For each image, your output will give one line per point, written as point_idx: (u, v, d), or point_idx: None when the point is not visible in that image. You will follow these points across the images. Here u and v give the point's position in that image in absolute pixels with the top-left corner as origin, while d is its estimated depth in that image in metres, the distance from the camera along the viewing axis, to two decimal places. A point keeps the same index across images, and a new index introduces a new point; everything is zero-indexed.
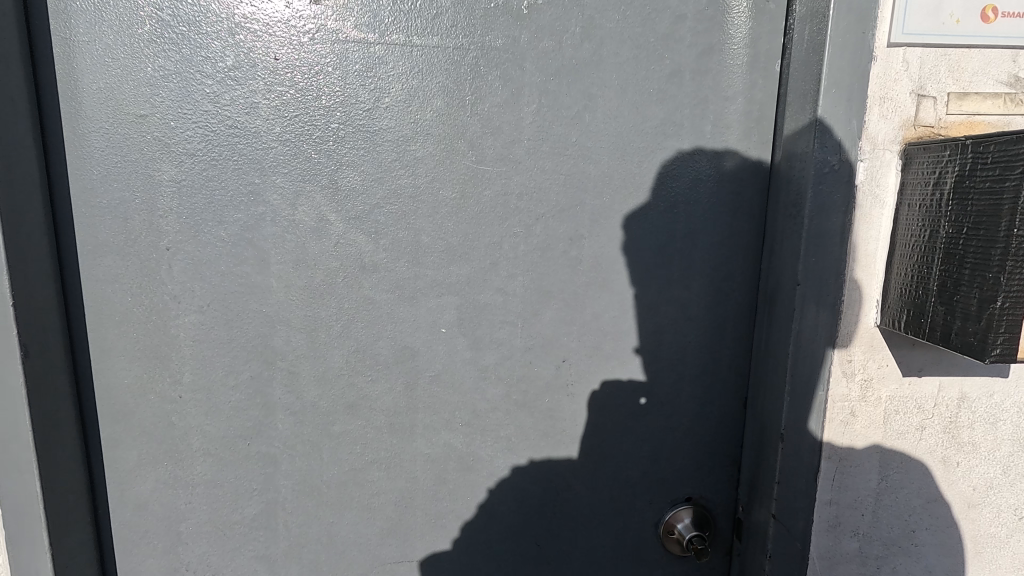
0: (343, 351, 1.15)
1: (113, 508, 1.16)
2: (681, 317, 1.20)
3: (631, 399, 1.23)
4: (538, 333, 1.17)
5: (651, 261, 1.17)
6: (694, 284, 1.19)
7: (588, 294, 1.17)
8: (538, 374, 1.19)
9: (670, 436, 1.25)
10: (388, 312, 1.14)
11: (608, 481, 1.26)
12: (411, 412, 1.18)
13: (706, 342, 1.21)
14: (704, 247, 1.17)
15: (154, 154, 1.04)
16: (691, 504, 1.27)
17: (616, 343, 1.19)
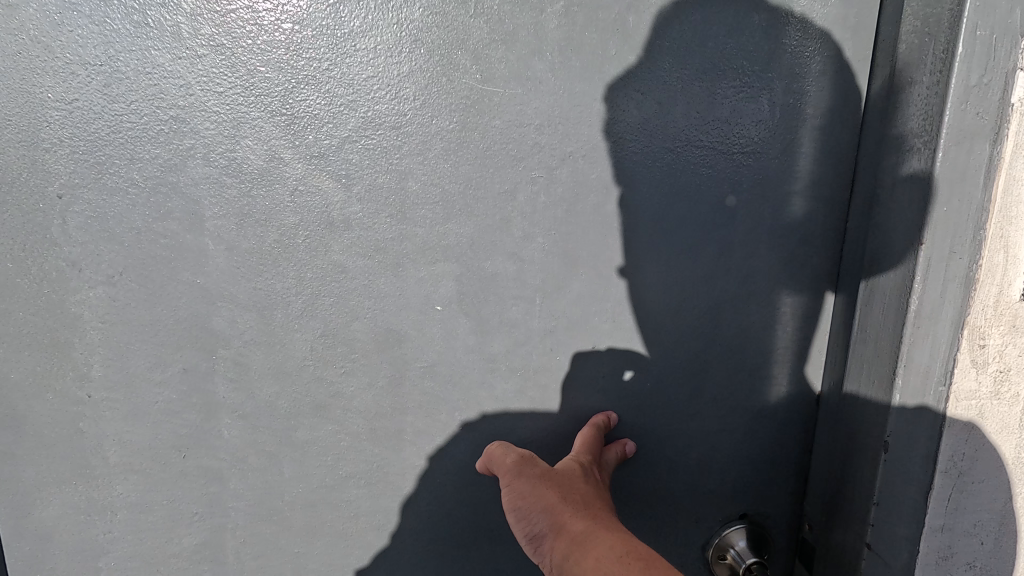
0: (307, 336, 0.87)
1: (9, 540, 0.89)
2: (744, 291, 0.93)
3: (678, 393, 0.97)
4: (561, 311, 0.90)
5: (709, 217, 0.90)
6: (762, 249, 0.92)
7: (626, 261, 0.90)
8: (562, 363, 0.93)
9: (725, 441, 1.00)
10: (365, 283, 0.86)
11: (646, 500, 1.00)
12: (398, 413, 0.92)
13: (774, 323, 0.95)
14: (777, 198, 0.90)
15: (32, 63, 0.75)
16: (747, 523, 1.02)
17: (661, 323, 0.93)
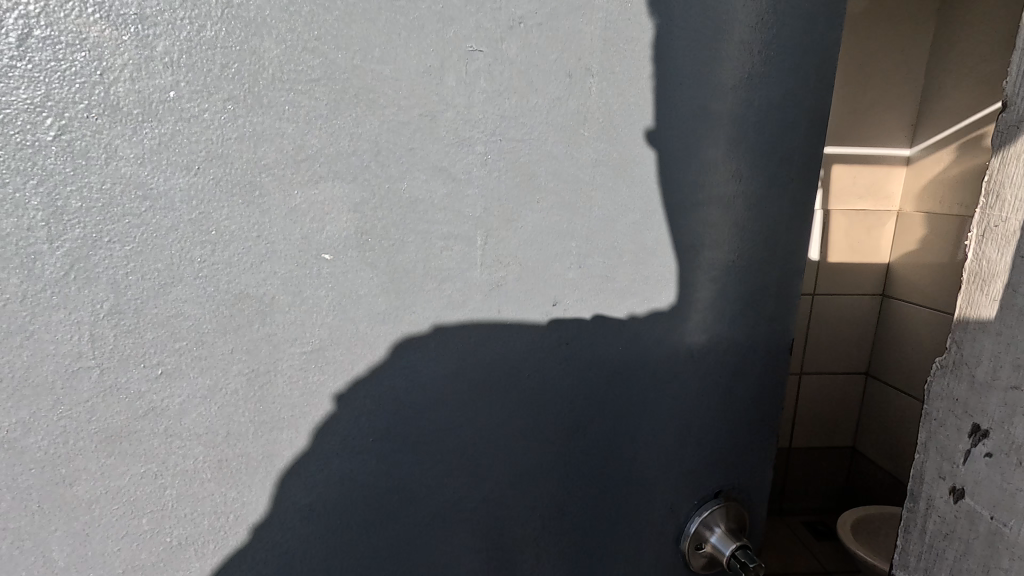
0: (78, 315, 0.49)
1: None
2: (725, 234, 0.72)
3: (649, 368, 0.74)
4: (510, 254, 0.63)
5: (689, 133, 0.67)
6: (748, 177, 0.71)
7: (598, 185, 0.65)
8: (505, 337, 0.66)
9: (702, 420, 0.80)
10: (189, 215, 0.50)
11: (610, 501, 0.78)
12: (264, 430, 0.57)
13: (759, 272, 0.76)
14: (769, 108, 0.69)
15: None
16: (725, 503, 0.84)
17: (627, 277, 0.70)
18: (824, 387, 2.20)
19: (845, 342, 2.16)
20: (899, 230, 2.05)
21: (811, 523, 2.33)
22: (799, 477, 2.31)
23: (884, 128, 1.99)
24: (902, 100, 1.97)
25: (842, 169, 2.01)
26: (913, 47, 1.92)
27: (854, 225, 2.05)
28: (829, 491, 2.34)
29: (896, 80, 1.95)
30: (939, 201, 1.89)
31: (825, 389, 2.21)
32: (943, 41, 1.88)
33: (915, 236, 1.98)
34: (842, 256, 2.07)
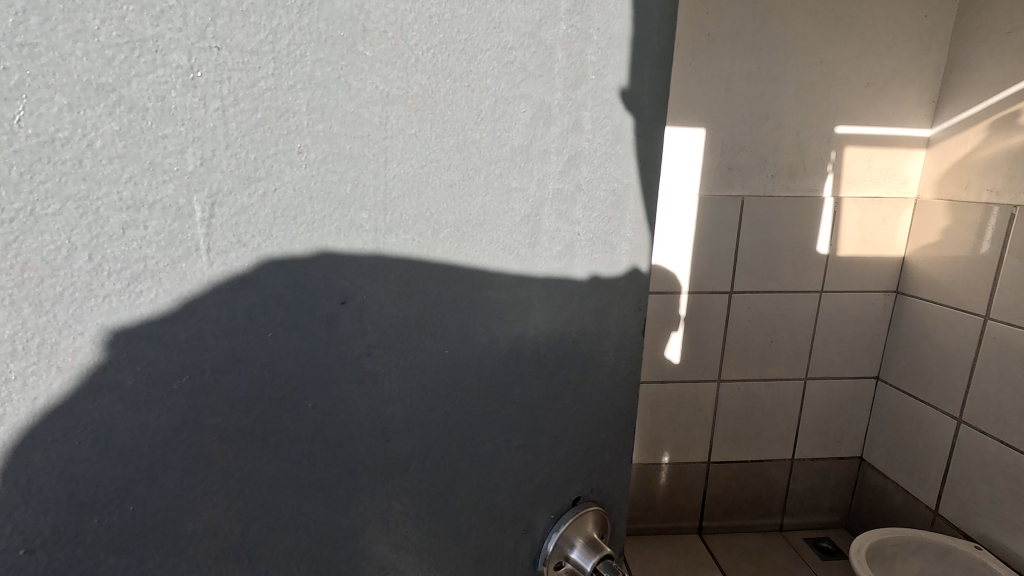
0: None
1: None
2: (569, 202, 0.58)
3: (486, 377, 0.58)
4: (253, 243, 0.42)
5: (514, 66, 0.51)
6: (591, 131, 0.57)
7: (380, 132, 0.45)
8: (271, 358, 0.45)
9: (555, 430, 0.66)
10: None
11: (447, 548, 0.61)
12: None
13: (609, 249, 0.63)
14: (610, 41, 0.56)
15: None
16: (584, 509, 0.71)
17: (450, 264, 0.52)
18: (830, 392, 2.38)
19: (846, 323, 2.29)
20: (918, 218, 2.18)
21: (816, 540, 2.48)
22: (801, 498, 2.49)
23: (915, 110, 2.12)
24: (920, 87, 2.10)
25: (857, 151, 2.13)
26: (933, 37, 2.05)
27: (865, 213, 2.18)
28: (837, 507, 2.53)
29: (915, 62, 2.08)
30: (963, 185, 2.00)
31: (848, 366, 2.35)
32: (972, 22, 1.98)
33: (936, 220, 2.10)
34: (857, 242, 2.21)
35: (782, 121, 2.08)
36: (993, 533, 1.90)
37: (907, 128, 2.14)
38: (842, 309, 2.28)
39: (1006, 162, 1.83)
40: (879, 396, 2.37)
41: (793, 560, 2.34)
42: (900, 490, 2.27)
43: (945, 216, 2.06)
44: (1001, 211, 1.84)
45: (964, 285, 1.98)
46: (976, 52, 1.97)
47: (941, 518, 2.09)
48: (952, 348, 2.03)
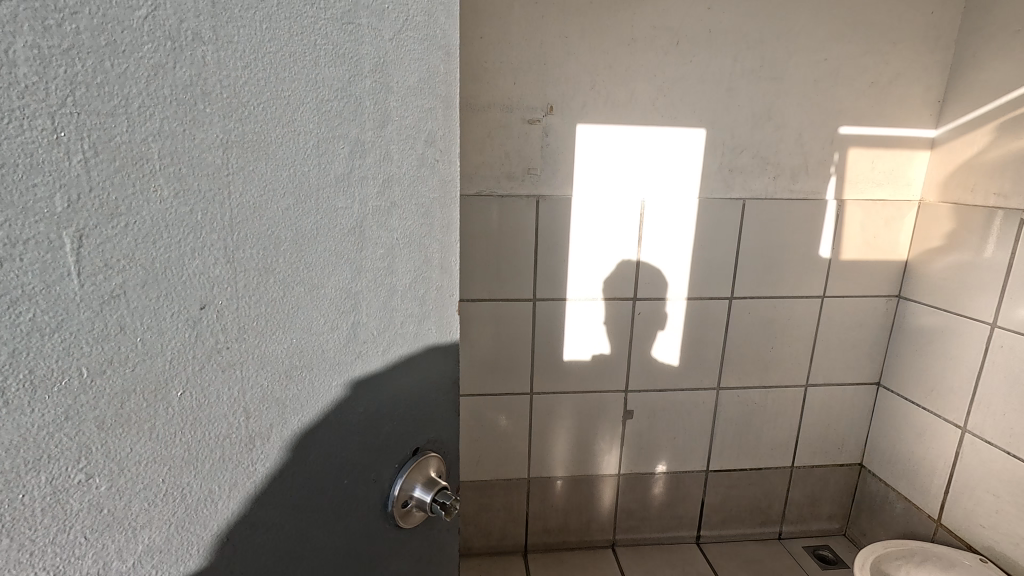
0: None
1: None
2: (399, 198, 0.94)
3: (351, 312, 0.90)
4: (131, 259, 0.61)
5: (352, 114, 0.84)
6: (405, 152, 0.93)
7: (221, 185, 0.69)
8: (202, 305, 0.70)
9: (404, 344, 1.03)
10: None
11: (333, 429, 0.93)
12: None
13: (427, 226, 1.01)
14: (381, 126, 0.88)
15: None
16: (424, 456, 1.15)
17: (322, 240, 0.83)
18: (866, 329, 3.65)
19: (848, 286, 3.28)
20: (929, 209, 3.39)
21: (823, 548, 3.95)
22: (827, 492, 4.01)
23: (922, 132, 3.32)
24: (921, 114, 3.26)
25: (867, 155, 3.31)
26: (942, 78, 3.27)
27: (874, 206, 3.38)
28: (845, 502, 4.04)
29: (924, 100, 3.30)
30: (963, 182, 3.22)
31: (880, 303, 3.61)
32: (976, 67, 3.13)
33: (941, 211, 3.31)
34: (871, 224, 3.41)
35: (784, 124, 3.21)
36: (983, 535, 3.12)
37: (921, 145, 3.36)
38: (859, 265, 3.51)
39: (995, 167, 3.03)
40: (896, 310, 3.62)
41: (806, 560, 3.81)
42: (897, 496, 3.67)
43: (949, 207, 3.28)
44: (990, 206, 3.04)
45: (956, 257, 3.21)
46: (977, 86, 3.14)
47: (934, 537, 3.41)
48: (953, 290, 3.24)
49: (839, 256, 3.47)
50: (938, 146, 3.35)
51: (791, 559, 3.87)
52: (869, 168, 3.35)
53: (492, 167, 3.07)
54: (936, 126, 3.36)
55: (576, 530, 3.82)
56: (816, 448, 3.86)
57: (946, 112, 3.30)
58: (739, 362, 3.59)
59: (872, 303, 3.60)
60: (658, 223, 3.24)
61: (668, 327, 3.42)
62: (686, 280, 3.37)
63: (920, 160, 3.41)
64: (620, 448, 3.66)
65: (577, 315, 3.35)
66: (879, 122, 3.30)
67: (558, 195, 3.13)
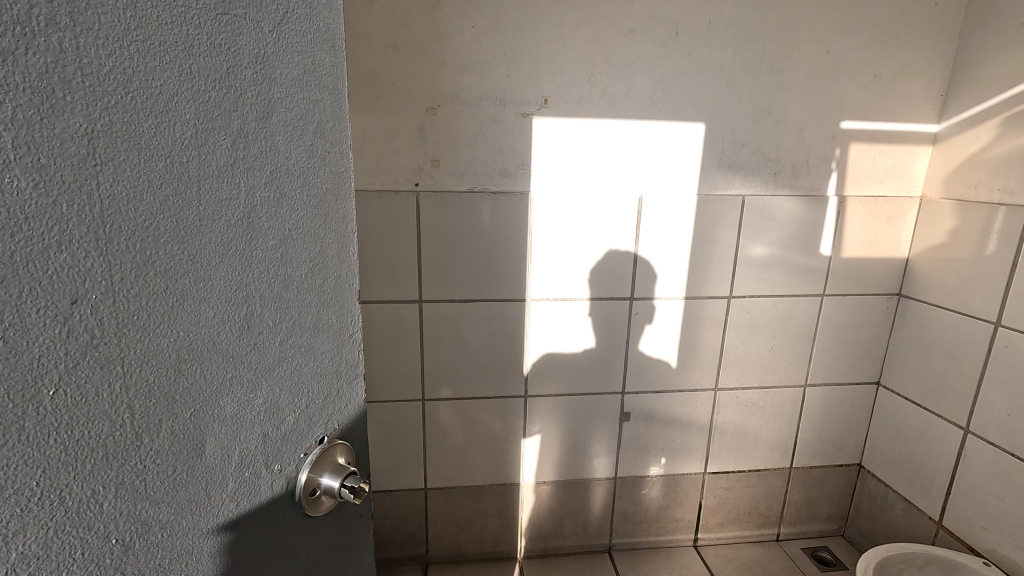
0: None
1: None
2: (286, 189, 0.97)
3: (243, 301, 0.91)
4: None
5: (230, 106, 0.84)
6: (288, 143, 0.96)
7: (96, 175, 0.66)
8: (72, 300, 0.65)
9: (305, 333, 1.07)
10: None
11: (232, 423, 0.93)
12: None
13: (315, 215, 1.05)
14: (273, 131, 0.93)
15: None
16: (327, 443, 1.19)
17: (206, 230, 0.82)
18: (868, 324, 3.56)
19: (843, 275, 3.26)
20: (931, 205, 3.31)
21: (821, 552, 3.87)
22: (827, 498, 3.94)
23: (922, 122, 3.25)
24: (917, 105, 3.22)
25: (864, 147, 3.24)
26: (946, 68, 3.18)
27: (871, 200, 3.32)
28: (841, 508, 3.98)
29: (927, 90, 3.21)
30: (965, 178, 3.12)
31: (883, 300, 3.53)
32: (977, 60, 3.05)
33: (944, 208, 3.22)
34: (869, 220, 3.36)
35: (783, 120, 3.13)
36: (988, 537, 3.04)
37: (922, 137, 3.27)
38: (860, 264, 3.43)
39: (1001, 162, 2.94)
40: (897, 309, 3.54)
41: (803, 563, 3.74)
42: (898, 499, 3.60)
43: (952, 204, 3.19)
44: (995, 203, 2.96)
45: (960, 255, 3.13)
46: (982, 79, 3.03)
47: (938, 542, 3.33)
48: (957, 288, 3.16)
49: (840, 255, 3.39)
50: (941, 142, 3.26)
51: (791, 561, 3.79)
52: (871, 164, 3.27)
53: (486, 164, 3.00)
54: (939, 121, 3.27)
55: (573, 533, 3.76)
56: (816, 450, 3.79)
57: (950, 106, 3.21)
58: (738, 362, 3.52)
59: (872, 303, 3.52)
60: (655, 221, 3.18)
61: (656, 321, 3.35)
62: (685, 279, 3.30)
63: (922, 155, 3.32)
64: (617, 450, 3.59)
65: (572, 314, 3.27)
66: (882, 117, 3.21)
67: (552, 193, 3.06)
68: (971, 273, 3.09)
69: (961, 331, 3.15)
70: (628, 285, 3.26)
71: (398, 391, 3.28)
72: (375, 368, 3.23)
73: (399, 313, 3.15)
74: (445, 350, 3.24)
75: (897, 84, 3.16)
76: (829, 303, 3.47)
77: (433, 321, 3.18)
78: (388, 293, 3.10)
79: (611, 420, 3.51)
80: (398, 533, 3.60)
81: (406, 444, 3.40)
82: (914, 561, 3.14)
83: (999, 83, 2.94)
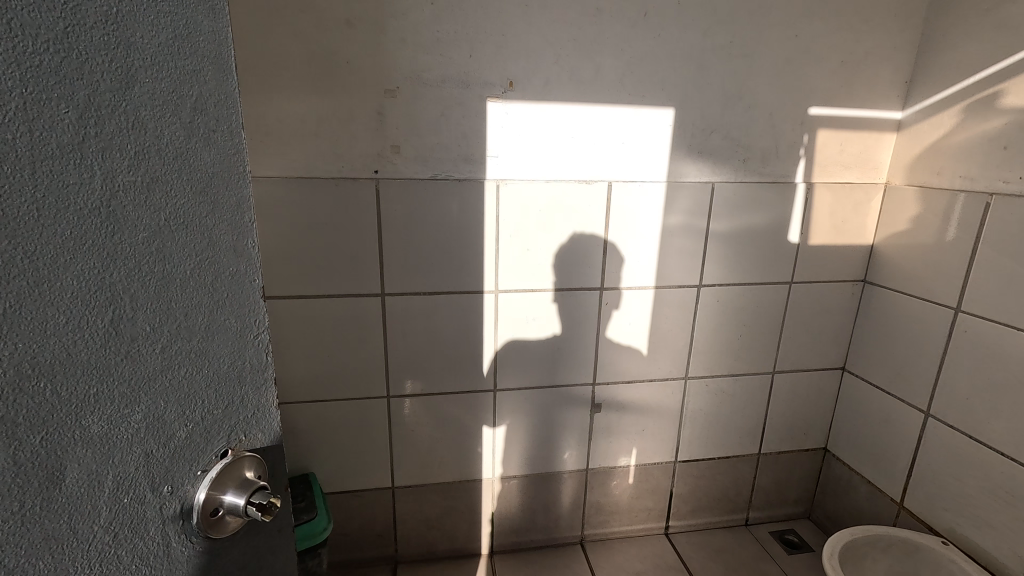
0: None
1: None
2: (154, 172, 0.84)
3: (103, 303, 0.79)
4: None
5: (70, 76, 0.72)
6: (154, 122, 0.84)
7: None
8: None
9: (192, 338, 0.94)
10: None
11: (98, 441, 0.81)
12: None
13: (197, 205, 0.92)
14: (128, 110, 0.80)
15: None
16: (232, 456, 1.06)
17: (44, 223, 0.71)
18: (834, 311, 3.54)
19: None
20: (896, 191, 3.28)
21: (788, 536, 3.89)
22: (793, 483, 3.95)
23: (886, 108, 3.21)
24: (882, 90, 3.17)
25: (829, 133, 3.17)
26: (910, 53, 3.13)
27: (837, 187, 3.28)
28: (808, 492, 4.00)
29: (892, 74, 3.16)
30: (928, 164, 3.10)
31: (848, 288, 3.51)
32: (941, 43, 3.01)
33: (909, 193, 3.19)
34: (835, 207, 3.31)
35: (752, 105, 3.02)
36: (949, 519, 3.06)
37: (886, 122, 3.23)
38: (827, 252, 3.39)
39: (964, 148, 2.92)
40: (862, 297, 3.52)
41: (770, 547, 3.76)
42: (863, 483, 3.61)
43: (917, 190, 3.15)
44: (957, 189, 2.95)
45: (923, 241, 3.12)
46: (945, 62, 2.98)
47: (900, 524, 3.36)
48: (920, 274, 3.15)
49: (808, 242, 3.34)
50: (905, 129, 3.23)
51: (759, 546, 3.80)
52: (837, 151, 3.21)
53: (448, 149, 2.80)
54: (903, 108, 3.23)
55: (543, 527, 3.67)
56: (783, 436, 3.78)
57: (914, 92, 3.16)
58: (708, 352, 3.46)
59: (839, 290, 3.49)
60: (623, 209, 3.06)
61: (622, 308, 3.24)
62: (654, 268, 3.21)
63: (886, 142, 3.28)
64: (586, 442, 3.50)
65: (537, 307, 3.13)
66: (850, 103, 3.14)
67: (516, 180, 2.89)
68: (934, 259, 3.07)
69: (923, 317, 3.14)
70: (595, 273, 3.14)
71: (356, 390, 3.09)
72: (333, 367, 3.03)
73: (356, 307, 2.94)
74: (406, 346, 3.06)
75: (863, 67, 3.10)
76: (796, 291, 3.43)
77: (391, 316, 2.99)
78: (341, 287, 2.90)
79: (578, 414, 3.42)
80: (362, 535, 3.43)
81: (367, 445, 3.22)
82: (882, 549, 3.14)
83: (961, 67, 2.91)
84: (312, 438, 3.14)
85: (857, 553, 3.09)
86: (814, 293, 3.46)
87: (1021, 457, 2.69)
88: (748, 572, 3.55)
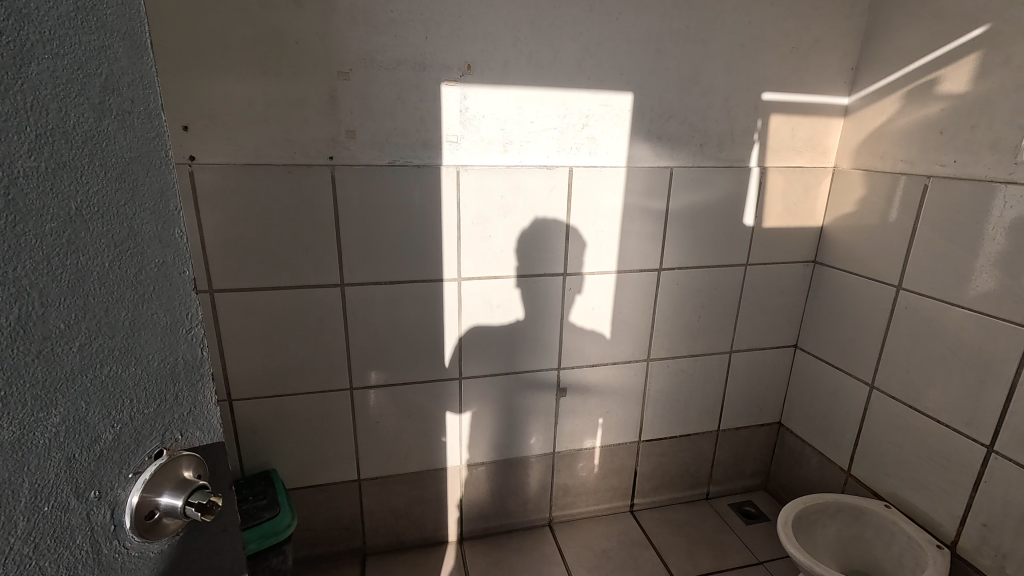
0: None
1: None
2: (60, 157, 0.78)
3: (8, 299, 0.73)
4: None
5: None
6: (57, 102, 0.77)
7: None
8: None
9: (114, 336, 0.88)
10: None
11: (10, 447, 0.76)
12: None
13: (114, 192, 0.86)
14: (25, 88, 0.73)
15: None
16: (168, 457, 1.00)
17: None
18: (786, 291, 3.66)
19: None
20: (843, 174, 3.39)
21: (746, 508, 4.06)
22: (751, 458, 4.11)
23: (834, 93, 3.30)
24: (830, 76, 3.26)
25: (780, 118, 3.26)
26: (857, 40, 3.23)
27: (788, 171, 3.37)
28: (764, 465, 4.18)
29: (841, 60, 3.25)
30: (873, 148, 3.22)
31: (800, 268, 3.63)
32: (885, 30, 3.11)
33: (855, 177, 3.32)
34: (786, 191, 3.41)
35: (707, 90, 3.06)
36: (891, 484, 3.25)
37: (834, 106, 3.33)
38: (780, 234, 3.50)
39: (904, 133, 3.04)
40: (812, 277, 3.66)
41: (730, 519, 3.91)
42: (814, 454, 3.78)
43: (862, 173, 3.27)
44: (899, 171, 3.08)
45: (867, 222, 3.25)
46: (889, 49, 3.09)
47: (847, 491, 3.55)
48: (865, 254, 3.28)
49: (762, 225, 3.44)
50: (852, 114, 3.34)
51: (719, 518, 3.95)
52: (789, 136, 3.30)
53: (406, 135, 2.73)
54: (850, 94, 3.33)
55: (512, 511, 3.70)
56: (741, 412, 3.92)
57: (860, 79, 3.27)
58: (670, 333, 3.53)
59: (791, 271, 3.62)
60: (585, 195, 3.07)
61: (584, 293, 3.26)
62: (616, 253, 3.23)
63: (834, 127, 3.39)
64: (552, 426, 3.54)
65: (500, 294, 3.12)
66: (800, 89, 3.22)
67: (476, 167, 2.85)
68: (877, 239, 3.20)
69: (868, 294, 3.29)
70: (558, 259, 3.15)
71: (317, 383, 3.02)
72: (291, 360, 2.94)
73: (313, 298, 2.85)
74: (366, 337, 3.00)
75: (812, 53, 3.18)
76: (751, 272, 3.52)
77: (349, 306, 2.91)
78: (297, 278, 2.80)
79: (543, 398, 3.44)
80: (328, 529, 3.38)
81: (330, 438, 3.15)
82: (830, 518, 3.29)
83: (901, 54, 3.02)
84: (272, 433, 3.05)
85: (807, 522, 3.24)
86: (768, 275, 3.57)
87: (955, 423, 2.87)
88: (710, 543, 3.69)
